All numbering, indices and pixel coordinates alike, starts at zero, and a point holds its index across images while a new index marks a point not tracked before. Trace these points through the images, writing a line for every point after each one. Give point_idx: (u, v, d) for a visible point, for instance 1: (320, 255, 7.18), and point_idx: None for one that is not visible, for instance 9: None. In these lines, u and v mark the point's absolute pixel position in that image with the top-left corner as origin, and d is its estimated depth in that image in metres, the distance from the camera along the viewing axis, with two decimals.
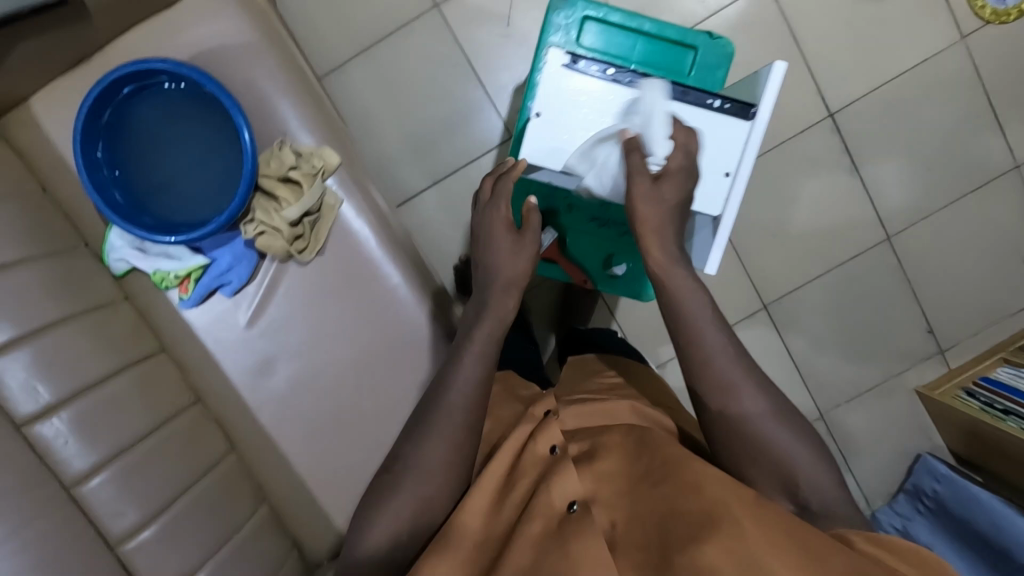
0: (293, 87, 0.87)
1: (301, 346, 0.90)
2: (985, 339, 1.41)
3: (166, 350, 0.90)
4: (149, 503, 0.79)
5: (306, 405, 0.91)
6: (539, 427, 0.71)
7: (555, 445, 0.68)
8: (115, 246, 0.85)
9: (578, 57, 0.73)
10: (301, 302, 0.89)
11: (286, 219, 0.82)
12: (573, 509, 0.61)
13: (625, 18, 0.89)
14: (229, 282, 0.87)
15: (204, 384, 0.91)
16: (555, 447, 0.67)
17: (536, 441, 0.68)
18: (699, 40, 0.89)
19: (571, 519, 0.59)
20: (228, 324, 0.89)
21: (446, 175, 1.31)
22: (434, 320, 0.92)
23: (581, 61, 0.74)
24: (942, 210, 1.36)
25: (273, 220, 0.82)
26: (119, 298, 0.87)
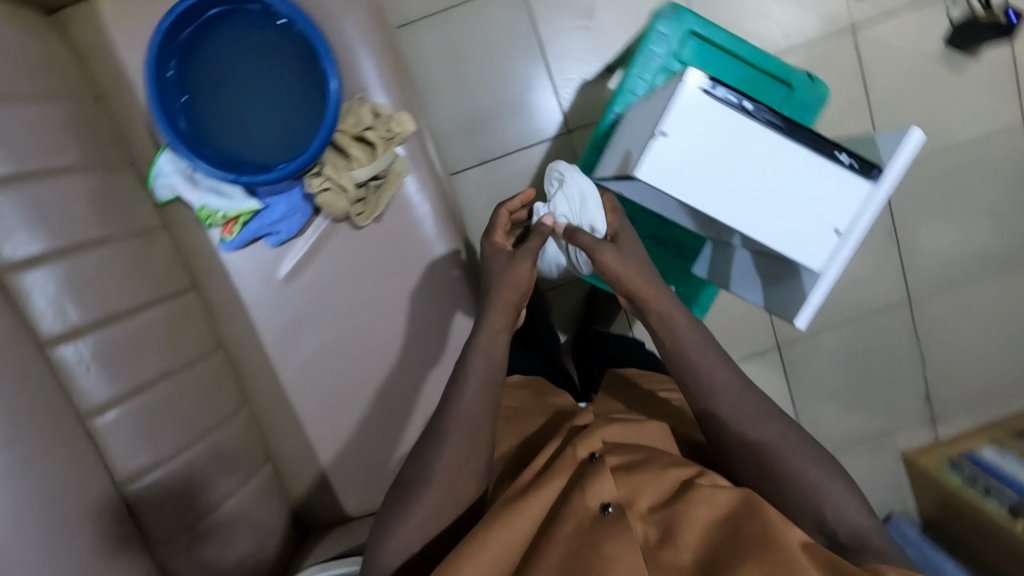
0: (378, 42, 0.83)
1: (336, 310, 0.87)
2: (977, 415, 1.45)
3: (196, 289, 0.86)
4: (161, 446, 0.77)
5: (330, 370, 0.88)
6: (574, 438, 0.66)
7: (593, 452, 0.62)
8: (163, 171, 0.80)
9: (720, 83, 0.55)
10: (345, 266, 0.86)
11: (356, 179, 0.78)
12: (608, 510, 0.54)
13: (730, 41, 0.86)
14: (277, 232, 0.83)
15: (229, 330, 0.87)
16: (594, 453, 0.62)
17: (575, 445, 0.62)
18: (798, 78, 0.86)
19: (606, 521, 0.53)
20: (266, 275, 0.86)
21: (496, 157, 1.28)
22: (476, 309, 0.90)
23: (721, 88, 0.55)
24: (965, 286, 1.39)
25: (343, 180, 0.78)
26: (158, 226, 0.82)
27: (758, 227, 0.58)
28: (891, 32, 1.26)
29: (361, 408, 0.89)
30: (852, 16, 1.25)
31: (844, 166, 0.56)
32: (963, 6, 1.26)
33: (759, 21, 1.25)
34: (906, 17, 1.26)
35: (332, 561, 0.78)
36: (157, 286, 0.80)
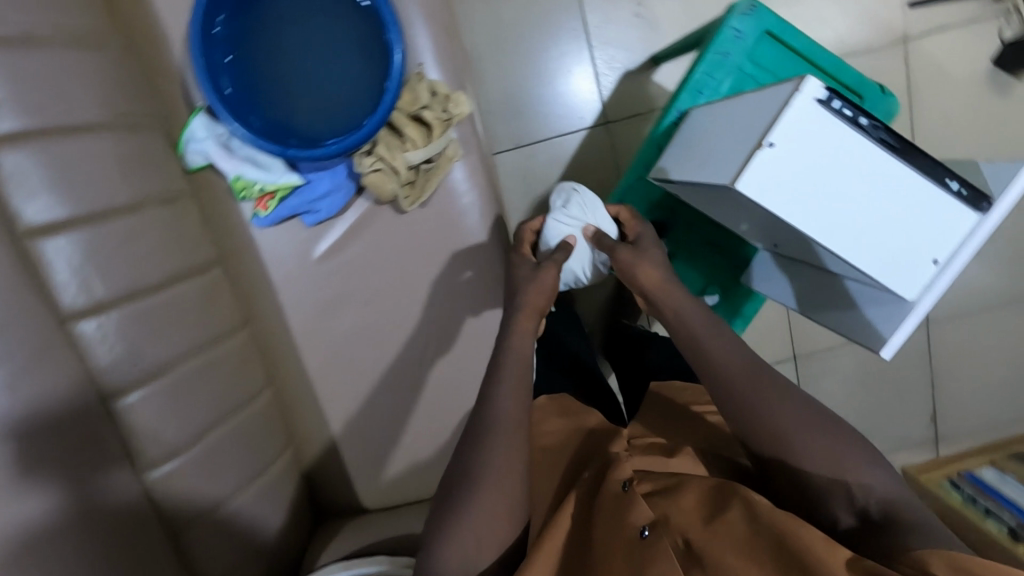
0: (437, 13, 0.77)
1: (370, 297, 0.82)
2: (978, 437, 1.47)
3: (223, 263, 0.80)
4: (186, 430, 0.71)
5: (359, 359, 0.84)
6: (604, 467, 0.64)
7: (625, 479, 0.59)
8: (196, 137, 0.74)
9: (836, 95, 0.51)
10: (383, 251, 0.81)
11: (408, 161, 0.73)
12: (644, 534, 0.53)
13: (805, 45, 0.82)
14: (316, 210, 0.77)
15: (254, 310, 0.82)
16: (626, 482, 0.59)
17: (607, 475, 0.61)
18: (871, 91, 0.83)
19: (643, 545, 0.52)
20: (299, 254, 0.80)
21: (530, 143, 1.22)
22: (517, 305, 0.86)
23: (837, 101, 0.51)
24: (983, 309, 1.39)
25: (394, 159, 0.72)
26: (186, 194, 0.76)
27: (856, 253, 0.54)
28: (944, 47, 1.23)
29: (391, 400, 0.85)
30: (907, 27, 1.22)
31: (953, 193, 0.53)
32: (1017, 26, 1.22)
33: (812, 25, 1.21)
34: (962, 33, 1.23)
35: (356, 559, 0.75)
36: (182, 257, 0.73)
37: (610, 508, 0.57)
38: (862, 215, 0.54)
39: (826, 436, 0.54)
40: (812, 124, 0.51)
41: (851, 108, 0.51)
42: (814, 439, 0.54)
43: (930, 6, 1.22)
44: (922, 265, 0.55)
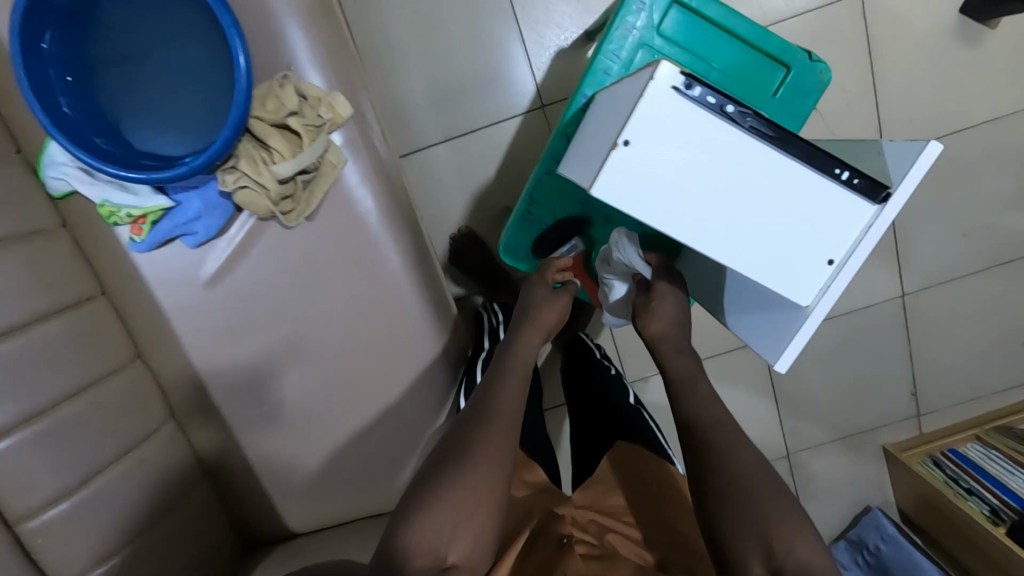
0: (308, 9, 0.70)
1: (267, 319, 0.78)
2: (963, 411, 1.40)
3: (106, 294, 0.76)
4: (68, 476, 0.68)
5: (265, 383, 0.80)
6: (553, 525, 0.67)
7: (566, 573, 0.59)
8: (54, 162, 0.69)
9: (698, 83, 0.47)
10: (276, 269, 0.76)
11: (279, 176, 0.68)
12: None
13: (720, 12, 0.74)
14: (193, 233, 0.72)
15: (149, 339, 0.78)
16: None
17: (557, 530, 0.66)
18: (797, 59, 0.75)
19: None
20: (186, 279, 0.76)
21: (463, 133, 1.15)
22: (430, 316, 0.81)
23: (700, 89, 0.48)
24: (963, 278, 1.31)
25: (262, 176, 0.68)
26: (56, 224, 0.72)
27: (742, 259, 0.53)
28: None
29: (305, 423, 0.81)
30: None
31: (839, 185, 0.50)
32: None
33: None
34: None
35: None
36: (54, 294, 0.69)
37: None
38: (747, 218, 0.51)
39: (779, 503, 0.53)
40: (675, 119, 0.49)
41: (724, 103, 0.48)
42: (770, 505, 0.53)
43: None
44: (816, 266, 0.53)
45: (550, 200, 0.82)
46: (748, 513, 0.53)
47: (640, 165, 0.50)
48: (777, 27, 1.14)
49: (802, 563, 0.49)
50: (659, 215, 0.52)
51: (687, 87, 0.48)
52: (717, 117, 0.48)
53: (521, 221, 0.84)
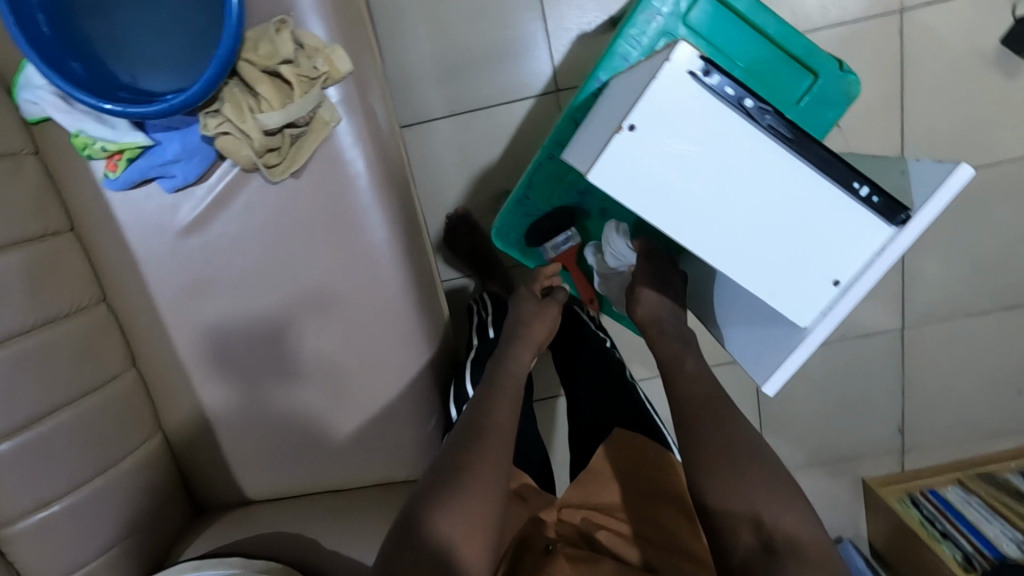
0: None
1: (240, 276, 0.74)
2: (948, 452, 1.37)
3: (76, 230, 0.72)
4: (13, 416, 0.65)
5: (232, 342, 0.77)
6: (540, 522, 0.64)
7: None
8: (31, 84, 0.65)
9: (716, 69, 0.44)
10: (255, 225, 0.72)
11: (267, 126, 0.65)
12: None
13: (750, 6, 0.69)
14: (170, 176, 0.68)
15: (117, 283, 0.75)
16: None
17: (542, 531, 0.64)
18: (826, 66, 0.70)
19: None
20: (160, 225, 0.72)
21: (471, 109, 1.11)
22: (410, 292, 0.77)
23: (717, 77, 0.44)
24: (966, 318, 1.27)
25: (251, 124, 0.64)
26: (28, 151, 0.68)
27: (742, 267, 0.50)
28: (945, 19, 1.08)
29: (270, 389, 0.79)
30: None
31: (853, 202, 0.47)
32: None
33: None
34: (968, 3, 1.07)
35: (211, 559, 0.71)
36: (16, 225, 0.65)
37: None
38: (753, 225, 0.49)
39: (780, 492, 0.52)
40: (687, 106, 0.45)
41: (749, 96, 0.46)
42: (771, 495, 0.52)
43: None
44: (820, 285, 0.50)
45: (550, 185, 0.78)
46: (745, 501, 0.51)
47: (645, 152, 0.47)
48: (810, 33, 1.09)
49: (792, 538, 0.49)
50: (661, 207, 0.48)
51: (704, 73, 0.44)
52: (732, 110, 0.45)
53: (515, 205, 0.79)
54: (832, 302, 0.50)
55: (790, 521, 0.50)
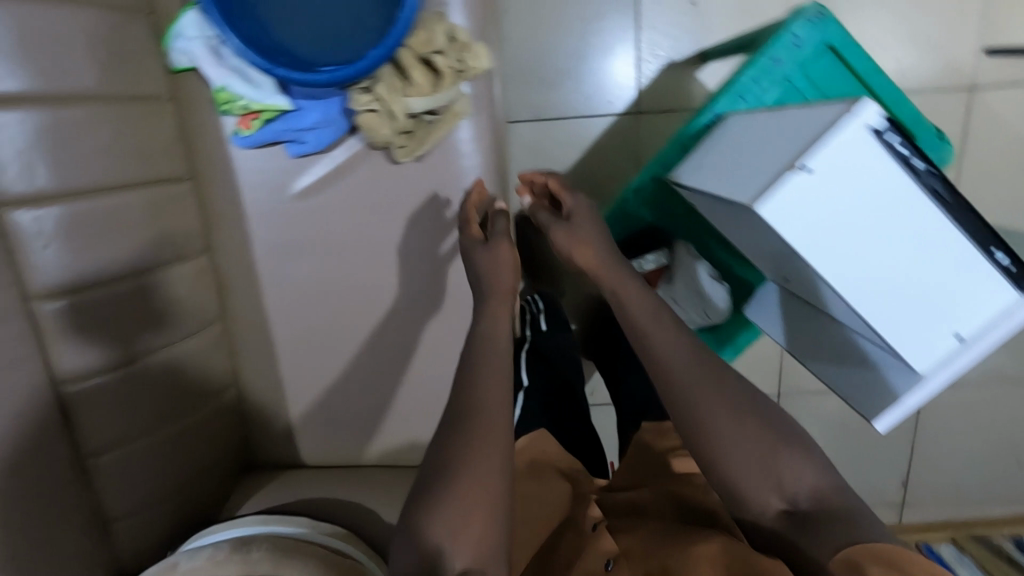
0: None
1: (342, 246, 0.77)
2: (944, 514, 1.43)
3: (193, 178, 0.74)
4: (115, 349, 0.66)
5: (320, 309, 0.79)
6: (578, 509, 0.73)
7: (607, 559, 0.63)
8: (183, 35, 0.67)
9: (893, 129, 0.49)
10: (366, 201, 0.75)
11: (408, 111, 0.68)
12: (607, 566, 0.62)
13: (867, 68, 0.74)
14: (302, 142, 0.71)
15: (219, 235, 0.76)
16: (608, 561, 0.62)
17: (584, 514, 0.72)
18: (926, 133, 0.76)
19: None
20: (276, 187, 0.74)
21: (553, 118, 1.15)
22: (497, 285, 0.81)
23: (891, 137, 0.49)
24: (980, 387, 1.34)
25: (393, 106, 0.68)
26: (165, 96, 0.70)
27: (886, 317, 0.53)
28: (1011, 104, 1.14)
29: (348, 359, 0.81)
30: (979, 73, 1.12)
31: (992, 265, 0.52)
32: None
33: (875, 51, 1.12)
34: None
35: (280, 516, 0.72)
36: (146, 165, 0.67)
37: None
38: (899, 277, 0.53)
39: (768, 430, 0.55)
40: (861, 161, 0.50)
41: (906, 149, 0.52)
42: (758, 429, 0.55)
43: (1008, 57, 1.12)
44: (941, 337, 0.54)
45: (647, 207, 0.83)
46: (751, 449, 0.54)
47: (817, 196, 0.50)
48: None
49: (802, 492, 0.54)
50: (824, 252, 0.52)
51: (881, 131, 0.49)
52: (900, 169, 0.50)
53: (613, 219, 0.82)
54: (953, 355, 0.54)
55: (806, 477, 0.54)
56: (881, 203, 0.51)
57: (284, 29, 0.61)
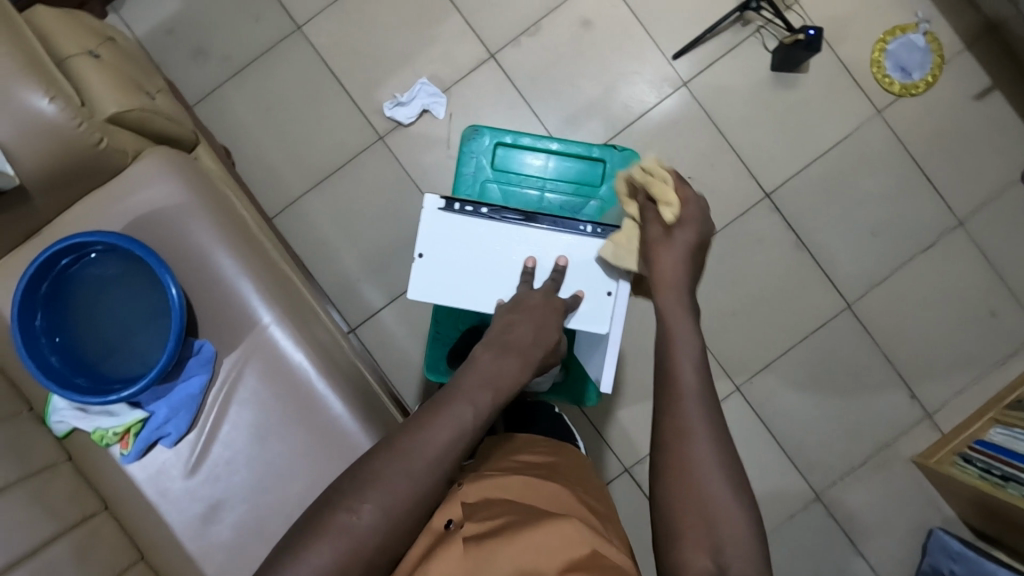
0: (232, 238, 0.93)
1: (247, 488, 0.88)
2: (971, 400, 1.36)
3: (110, 507, 0.89)
4: None
5: (254, 551, 0.87)
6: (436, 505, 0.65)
7: (451, 518, 0.62)
8: (57, 408, 0.86)
9: (452, 202, 0.80)
10: (245, 441, 0.89)
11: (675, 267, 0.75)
12: None
13: (533, 140, 0.98)
14: (167, 433, 0.87)
15: (147, 539, 0.88)
16: (449, 520, 0.61)
17: (431, 516, 0.62)
18: (606, 153, 0.97)
19: None
20: (169, 477, 0.88)
21: (401, 293, 1.32)
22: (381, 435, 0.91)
23: (455, 204, 0.81)
24: (894, 275, 1.38)
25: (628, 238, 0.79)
26: (62, 459, 0.88)
27: None
28: (721, 76, 1.37)
29: None
30: (681, 73, 1.38)
31: (589, 234, 0.82)
32: (773, 35, 1.37)
33: (601, 103, 1.36)
34: (731, 58, 1.38)
35: None
36: (63, 516, 0.82)
37: (429, 544, 0.59)
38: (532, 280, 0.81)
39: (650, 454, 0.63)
40: (444, 225, 0.81)
41: (512, 214, 0.82)
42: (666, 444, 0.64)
43: (692, 50, 1.37)
44: (601, 298, 0.81)
45: (453, 331, 1.01)
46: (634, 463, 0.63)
47: (434, 268, 0.81)
48: (632, 127, 1.36)
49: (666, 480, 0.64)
50: (481, 301, 0.81)
51: (447, 206, 0.81)
52: (480, 218, 0.82)
53: (434, 341, 1.01)
54: (613, 306, 0.82)
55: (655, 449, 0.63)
56: (481, 251, 0.81)
57: (121, 363, 0.84)
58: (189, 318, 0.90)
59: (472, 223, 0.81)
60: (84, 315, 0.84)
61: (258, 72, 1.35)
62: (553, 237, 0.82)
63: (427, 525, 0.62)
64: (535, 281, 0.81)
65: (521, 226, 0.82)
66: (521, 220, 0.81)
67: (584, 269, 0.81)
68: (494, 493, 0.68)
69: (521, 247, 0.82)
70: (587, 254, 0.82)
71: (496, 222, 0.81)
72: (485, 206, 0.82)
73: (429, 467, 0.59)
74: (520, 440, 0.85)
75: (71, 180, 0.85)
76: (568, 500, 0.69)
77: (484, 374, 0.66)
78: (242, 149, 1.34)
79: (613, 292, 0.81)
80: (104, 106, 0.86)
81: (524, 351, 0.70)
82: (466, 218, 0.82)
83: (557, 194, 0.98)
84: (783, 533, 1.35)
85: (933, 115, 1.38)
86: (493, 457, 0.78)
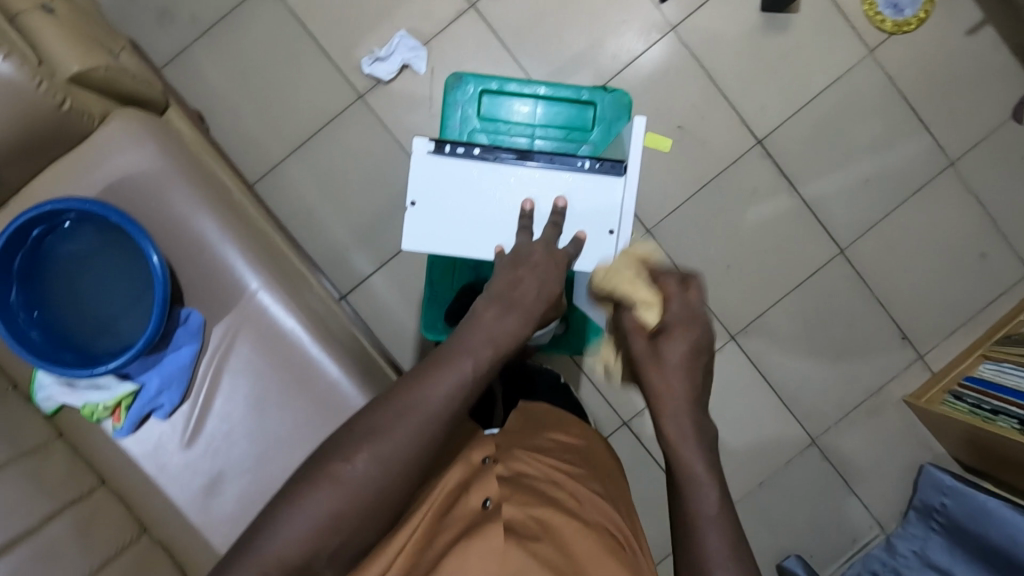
0: (211, 203, 0.89)
1: (251, 459, 0.87)
2: (962, 339, 1.38)
3: (107, 482, 0.87)
4: None
5: None
6: (472, 481, 0.64)
7: (487, 498, 0.61)
8: (42, 385, 0.84)
9: (441, 143, 0.78)
10: (246, 412, 0.87)
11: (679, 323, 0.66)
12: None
13: (519, 85, 0.94)
14: (161, 405, 0.85)
15: (148, 513, 0.87)
16: (486, 500, 0.61)
17: (467, 494, 0.62)
18: (596, 96, 0.94)
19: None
20: (166, 450, 0.86)
21: (391, 257, 1.29)
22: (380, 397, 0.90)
23: (444, 146, 0.78)
24: (886, 219, 1.38)
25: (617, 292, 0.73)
26: (53, 437, 0.86)
27: None
28: (709, 20, 1.33)
29: None
30: (669, 18, 1.33)
31: (588, 169, 0.80)
32: None
33: (587, 52, 1.32)
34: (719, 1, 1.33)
35: None
36: (60, 494, 0.80)
37: (465, 520, 0.59)
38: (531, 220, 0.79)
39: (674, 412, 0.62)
40: (435, 168, 0.78)
41: (506, 152, 0.80)
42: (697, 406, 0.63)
43: None
44: (603, 237, 0.79)
45: (449, 293, 0.99)
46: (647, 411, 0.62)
47: (429, 215, 0.78)
48: (619, 76, 1.32)
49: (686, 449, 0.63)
50: (479, 244, 0.79)
51: (437, 148, 0.78)
52: (473, 160, 0.79)
53: (429, 301, 1.00)
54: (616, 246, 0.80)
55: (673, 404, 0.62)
56: (475, 193, 0.79)
57: (106, 335, 0.81)
58: (174, 288, 0.87)
59: (465, 164, 0.79)
60: (62, 288, 0.81)
61: (226, 32, 1.28)
62: (550, 175, 0.80)
63: (463, 503, 0.62)
64: (535, 223, 0.78)
65: (517, 166, 0.80)
66: (516, 158, 0.79)
67: (584, 210, 0.80)
68: (530, 475, 0.67)
69: (518, 189, 0.80)
70: (586, 191, 0.80)
71: (489, 161, 0.78)
72: (476, 146, 0.79)
73: (435, 412, 0.58)
74: (550, 417, 0.85)
75: (36, 145, 0.81)
76: (601, 494, 0.68)
77: (490, 322, 0.63)
78: (216, 114, 1.29)
79: (615, 230, 0.79)
80: (64, 64, 0.81)
81: (529, 300, 0.66)
82: (458, 160, 0.79)
83: (547, 141, 0.95)
84: (779, 478, 1.38)
85: (925, 53, 1.35)
86: (524, 434, 0.78)
